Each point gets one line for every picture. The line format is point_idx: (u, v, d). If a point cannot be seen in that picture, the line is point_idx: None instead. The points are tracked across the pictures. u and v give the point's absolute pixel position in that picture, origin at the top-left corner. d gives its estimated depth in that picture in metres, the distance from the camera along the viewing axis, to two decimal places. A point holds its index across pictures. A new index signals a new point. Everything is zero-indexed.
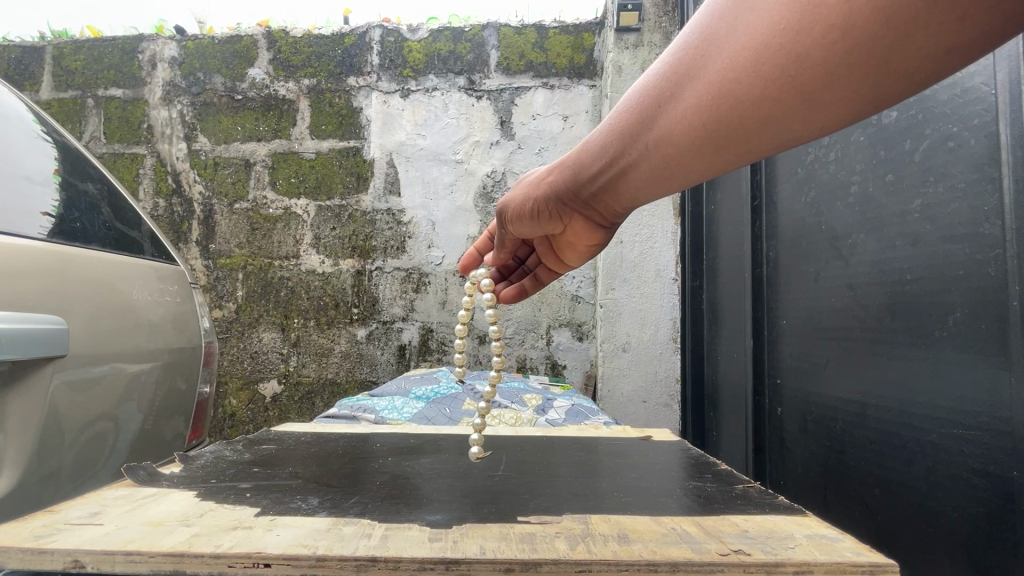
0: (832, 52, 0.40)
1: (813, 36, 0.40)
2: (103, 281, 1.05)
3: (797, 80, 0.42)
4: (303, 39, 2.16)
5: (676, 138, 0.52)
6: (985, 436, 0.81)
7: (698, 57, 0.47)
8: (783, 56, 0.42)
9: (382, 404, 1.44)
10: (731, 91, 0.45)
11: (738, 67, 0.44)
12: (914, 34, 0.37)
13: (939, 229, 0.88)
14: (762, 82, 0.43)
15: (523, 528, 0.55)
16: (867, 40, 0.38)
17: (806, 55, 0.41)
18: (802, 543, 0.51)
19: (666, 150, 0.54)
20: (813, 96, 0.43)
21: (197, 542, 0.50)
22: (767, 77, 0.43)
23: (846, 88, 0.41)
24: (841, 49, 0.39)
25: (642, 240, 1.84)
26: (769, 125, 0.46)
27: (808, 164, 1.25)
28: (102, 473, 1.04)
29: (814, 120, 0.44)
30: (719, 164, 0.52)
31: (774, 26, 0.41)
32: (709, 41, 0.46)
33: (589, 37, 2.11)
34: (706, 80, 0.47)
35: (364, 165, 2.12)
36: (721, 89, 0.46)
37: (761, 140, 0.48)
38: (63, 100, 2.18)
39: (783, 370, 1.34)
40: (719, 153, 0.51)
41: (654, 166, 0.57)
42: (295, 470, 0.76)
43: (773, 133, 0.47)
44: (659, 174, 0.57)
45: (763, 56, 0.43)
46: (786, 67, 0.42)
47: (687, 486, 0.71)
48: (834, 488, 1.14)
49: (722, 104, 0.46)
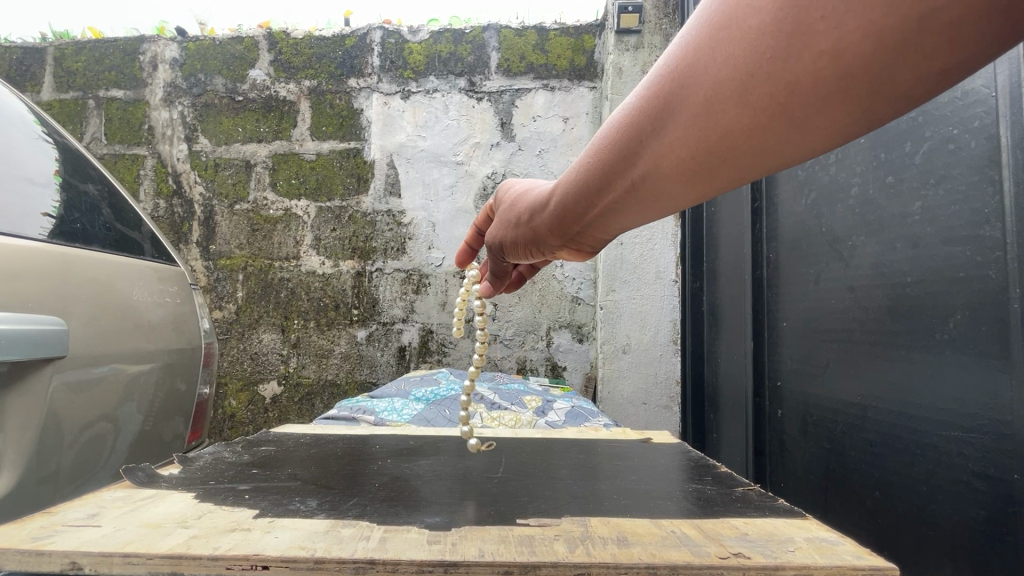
0: (823, 79, 0.35)
1: (799, 62, 0.35)
2: (103, 282, 1.05)
3: (787, 108, 0.38)
4: (304, 41, 2.16)
5: (661, 171, 0.48)
6: (986, 439, 0.81)
7: (676, 88, 0.43)
8: (771, 84, 0.37)
9: (382, 406, 1.44)
10: (717, 124, 0.41)
11: (721, 98, 0.40)
12: (913, 54, 0.32)
13: (940, 231, 0.88)
14: (748, 113, 0.39)
15: (522, 531, 0.55)
16: (861, 63, 0.34)
17: (794, 81, 0.36)
18: (802, 547, 0.51)
19: (651, 184, 0.50)
20: (807, 124, 0.38)
21: (196, 544, 0.49)
22: (754, 108, 0.39)
23: (842, 113, 0.37)
24: (834, 73, 0.35)
25: (642, 241, 1.84)
26: (760, 153, 0.42)
27: (808, 166, 1.25)
28: (101, 475, 1.03)
29: (811, 147, 0.40)
30: (711, 193, 0.48)
31: (755, 52, 0.37)
32: (686, 70, 0.42)
33: (589, 39, 2.12)
34: (688, 112, 0.43)
35: (365, 166, 2.12)
36: (705, 122, 0.42)
37: (754, 169, 0.44)
38: (64, 101, 2.18)
39: (783, 372, 1.34)
40: (710, 184, 0.47)
41: (642, 199, 0.52)
42: (295, 472, 0.76)
43: (766, 161, 0.42)
44: (647, 205, 0.53)
45: (747, 85, 0.38)
46: (774, 96, 0.38)
47: (687, 489, 0.71)
48: (834, 491, 1.13)
49: (709, 137, 0.42)
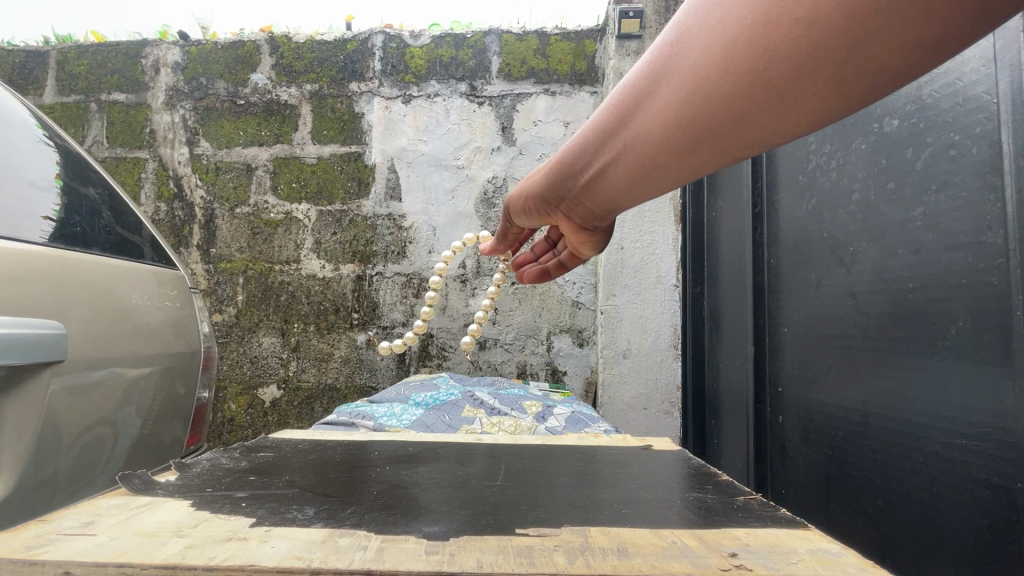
0: (799, 46, 0.39)
1: (779, 29, 0.39)
2: (103, 285, 1.05)
3: (767, 75, 0.41)
4: (306, 45, 2.17)
5: (653, 136, 0.52)
6: (988, 446, 0.80)
7: (674, 54, 0.47)
8: (752, 52, 0.41)
9: (381, 411, 1.44)
10: (703, 86, 0.45)
11: (710, 61, 0.44)
12: (879, 28, 0.36)
13: (941, 238, 0.88)
14: (731, 76, 0.43)
15: (522, 541, 0.54)
16: (834, 33, 0.37)
17: (774, 49, 0.40)
18: (805, 559, 0.50)
19: (644, 149, 0.54)
20: (783, 91, 0.42)
21: (191, 554, 0.49)
22: (736, 72, 0.43)
23: (817, 81, 0.40)
24: (808, 42, 0.38)
25: (643, 246, 1.84)
26: (742, 122, 0.46)
27: (809, 172, 1.25)
28: (99, 480, 1.03)
29: (788, 115, 0.44)
30: (699, 160, 0.52)
31: (742, 20, 0.41)
32: (682, 38, 0.46)
33: (590, 44, 2.12)
34: (681, 76, 0.47)
35: (365, 170, 2.12)
36: (694, 85, 0.46)
37: (738, 139, 0.47)
38: (66, 105, 2.19)
39: (784, 378, 1.33)
40: (697, 152, 0.51)
41: (634, 163, 0.57)
42: (292, 479, 0.75)
43: (749, 131, 0.46)
44: (641, 173, 0.57)
45: (733, 50, 0.42)
46: (755, 60, 0.41)
47: (688, 498, 0.70)
48: (835, 498, 1.13)
49: (696, 102, 0.46)
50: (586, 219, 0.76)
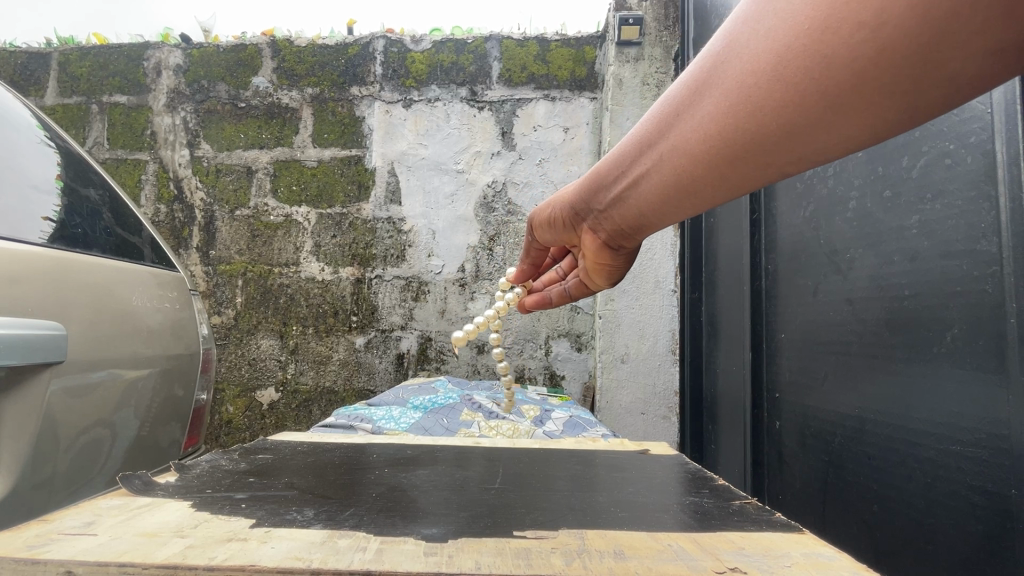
0: (857, 54, 0.39)
1: (840, 33, 0.39)
2: (103, 286, 1.05)
3: (821, 86, 0.41)
4: (307, 49, 2.18)
5: (695, 146, 0.52)
6: (983, 452, 0.81)
7: (720, 64, 0.48)
8: (806, 58, 0.41)
9: (380, 414, 1.44)
10: (750, 95, 0.46)
11: (759, 70, 0.44)
12: (949, 36, 0.35)
13: (937, 245, 0.89)
14: (783, 84, 0.43)
15: (519, 543, 0.55)
16: (900, 37, 0.36)
17: (831, 58, 0.40)
18: (799, 562, 0.51)
19: (682, 160, 0.54)
20: (837, 102, 0.42)
21: (191, 554, 0.49)
22: (789, 80, 0.43)
23: (873, 92, 0.40)
24: (872, 50, 0.38)
25: (642, 251, 1.85)
26: (792, 134, 0.45)
27: (807, 179, 1.26)
28: (96, 481, 1.03)
29: (840, 128, 0.43)
30: (741, 176, 0.52)
31: (796, 29, 0.41)
32: (731, 47, 0.47)
33: (590, 50, 2.14)
34: (726, 86, 0.47)
35: (366, 174, 2.13)
36: (741, 94, 0.46)
37: (785, 151, 0.47)
38: (67, 106, 2.20)
39: (781, 384, 1.34)
40: (741, 166, 0.51)
41: (671, 176, 0.57)
42: (291, 481, 0.75)
43: (800, 143, 0.46)
44: (680, 188, 0.58)
45: (785, 57, 0.42)
46: (811, 68, 0.41)
47: (684, 502, 0.71)
48: (832, 504, 1.13)
49: (742, 111, 0.47)
50: (617, 236, 0.77)
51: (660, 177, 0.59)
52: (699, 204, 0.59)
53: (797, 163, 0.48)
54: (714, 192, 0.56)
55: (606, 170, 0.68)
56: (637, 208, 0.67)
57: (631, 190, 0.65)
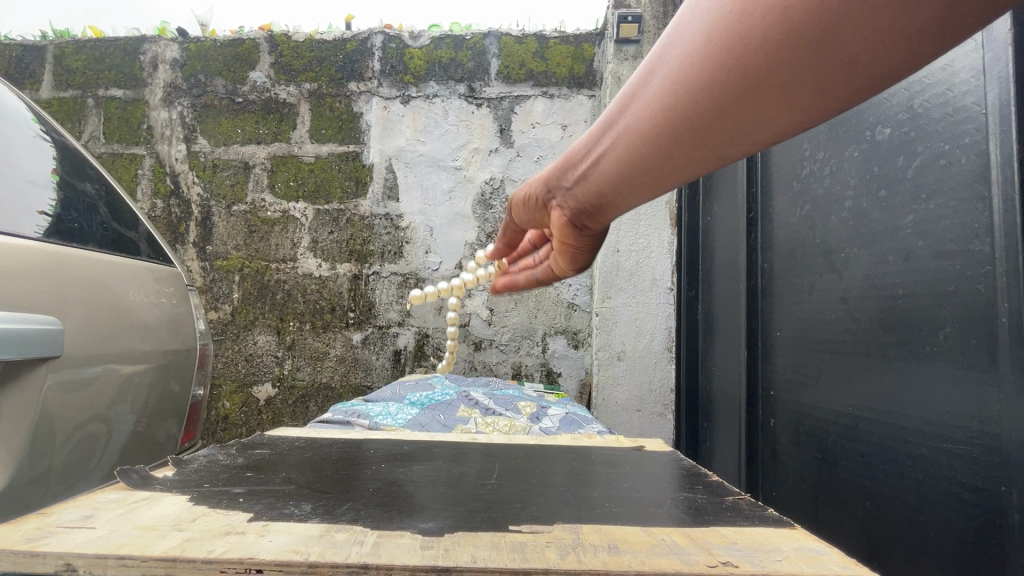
0: (780, 36, 0.39)
1: (762, 13, 0.39)
2: (98, 281, 1.05)
3: (748, 66, 0.41)
4: (305, 44, 2.17)
5: (643, 128, 0.53)
6: (974, 451, 0.82)
7: (667, 45, 0.48)
8: (736, 38, 0.41)
9: (377, 410, 1.44)
10: (688, 76, 0.46)
11: (695, 50, 0.45)
12: (863, 19, 0.35)
13: (930, 245, 0.90)
14: (715, 65, 0.43)
15: (515, 537, 0.55)
16: (817, 16, 0.36)
17: (756, 38, 0.40)
18: (791, 556, 0.52)
19: (632, 143, 0.55)
20: (763, 85, 0.42)
21: (189, 547, 0.50)
22: (717, 61, 0.43)
23: (797, 75, 0.40)
24: (791, 30, 0.38)
25: (638, 249, 1.86)
26: (725, 116, 0.46)
27: (803, 178, 1.27)
28: (93, 476, 1.03)
29: (771, 111, 0.43)
30: (687, 161, 0.52)
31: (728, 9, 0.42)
32: (676, 29, 0.47)
33: (589, 48, 2.14)
34: (670, 68, 0.48)
35: (364, 170, 2.13)
36: (681, 75, 0.46)
37: (722, 135, 0.47)
38: (63, 100, 2.18)
39: (776, 382, 1.35)
40: (687, 150, 0.51)
41: (626, 159, 0.57)
42: (289, 476, 0.76)
43: (735, 128, 0.46)
44: (634, 173, 0.58)
45: (717, 37, 0.43)
46: (739, 49, 0.41)
47: (678, 497, 0.72)
48: (825, 501, 1.14)
49: (681, 93, 0.47)
50: (582, 226, 0.77)
51: (616, 161, 0.59)
52: (656, 189, 0.59)
53: (738, 149, 0.48)
54: (665, 177, 0.56)
55: (575, 155, 0.68)
56: (598, 195, 0.67)
57: (593, 177, 0.66)
